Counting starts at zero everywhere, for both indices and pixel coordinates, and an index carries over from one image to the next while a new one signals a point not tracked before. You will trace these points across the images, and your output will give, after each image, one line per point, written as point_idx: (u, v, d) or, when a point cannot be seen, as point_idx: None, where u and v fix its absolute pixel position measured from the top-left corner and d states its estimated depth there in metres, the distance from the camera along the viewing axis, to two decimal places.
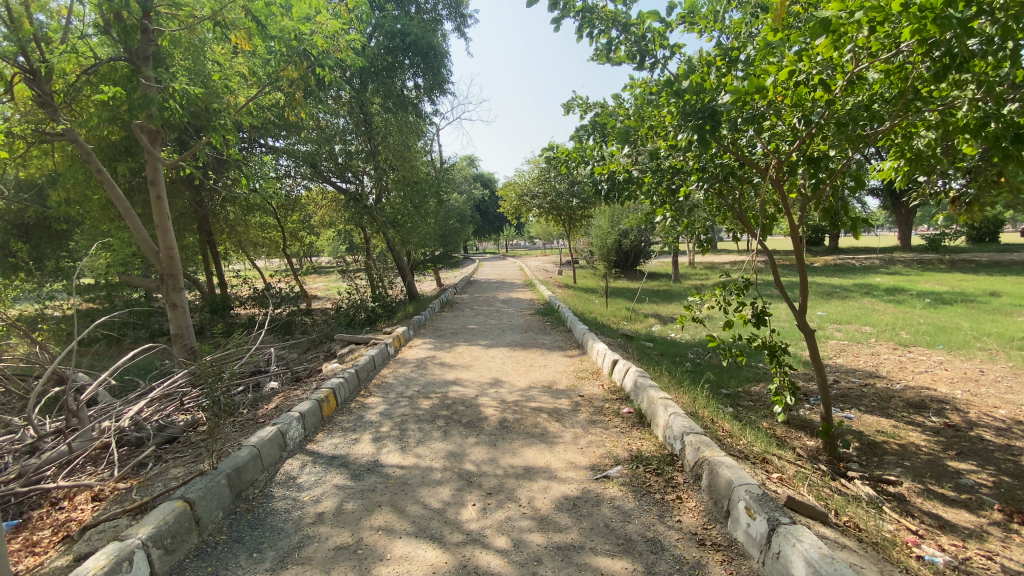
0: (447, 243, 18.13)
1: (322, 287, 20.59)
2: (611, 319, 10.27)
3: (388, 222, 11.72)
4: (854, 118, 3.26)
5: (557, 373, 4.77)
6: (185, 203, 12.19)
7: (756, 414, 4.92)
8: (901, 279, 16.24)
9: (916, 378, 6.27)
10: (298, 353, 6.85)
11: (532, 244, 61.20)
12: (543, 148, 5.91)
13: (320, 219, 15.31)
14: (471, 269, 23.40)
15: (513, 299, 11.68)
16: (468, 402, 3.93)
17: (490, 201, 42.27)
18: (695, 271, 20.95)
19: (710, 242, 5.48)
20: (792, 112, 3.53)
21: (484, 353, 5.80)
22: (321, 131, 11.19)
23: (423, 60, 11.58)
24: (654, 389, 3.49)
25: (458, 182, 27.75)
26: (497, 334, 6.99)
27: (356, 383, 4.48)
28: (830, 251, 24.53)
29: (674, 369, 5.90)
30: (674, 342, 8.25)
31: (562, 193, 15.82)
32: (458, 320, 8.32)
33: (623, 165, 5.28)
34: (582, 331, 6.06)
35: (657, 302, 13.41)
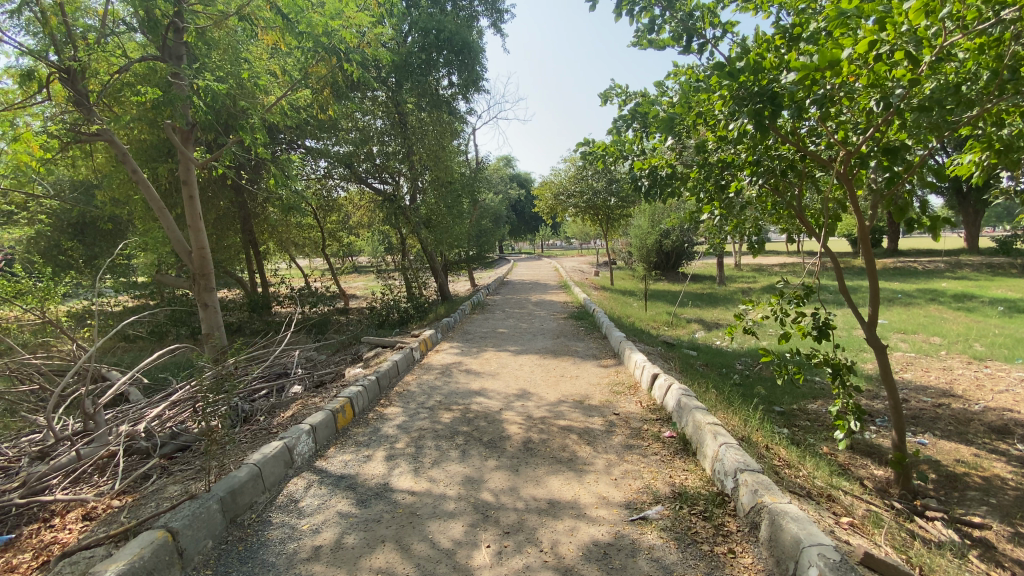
0: (481, 243, 17.95)
1: (359, 286, 20.85)
2: (651, 325, 9.77)
3: (421, 222, 11.63)
4: (940, 103, 2.80)
5: (589, 386, 4.40)
6: (227, 204, 12.48)
7: (813, 438, 4.40)
8: (971, 284, 14.87)
9: (1000, 397, 5.45)
10: (326, 355, 6.74)
11: (569, 244, 60.50)
12: (581, 143, 5.54)
13: (356, 220, 15.41)
14: (506, 270, 23.15)
15: (546, 302, 11.30)
16: (491, 417, 3.62)
17: (527, 201, 42.00)
18: (740, 274, 19.98)
19: (761, 242, 5.05)
20: (867, 95, 3.05)
21: (513, 360, 5.48)
22: (358, 132, 11.25)
23: (457, 55, 11.35)
24: (700, 412, 3.09)
25: (494, 182, 27.62)
26: (528, 339, 6.67)
27: (377, 391, 4.25)
28: (887, 253, 22.92)
29: (719, 383, 5.40)
30: (719, 352, 7.69)
31: (599, 192, 15.35)
32: (489, 324, 8.06)
33: (666, 160, 4.99)
34: (620, 339, 5.63)
35: (699, 306, 12.74)
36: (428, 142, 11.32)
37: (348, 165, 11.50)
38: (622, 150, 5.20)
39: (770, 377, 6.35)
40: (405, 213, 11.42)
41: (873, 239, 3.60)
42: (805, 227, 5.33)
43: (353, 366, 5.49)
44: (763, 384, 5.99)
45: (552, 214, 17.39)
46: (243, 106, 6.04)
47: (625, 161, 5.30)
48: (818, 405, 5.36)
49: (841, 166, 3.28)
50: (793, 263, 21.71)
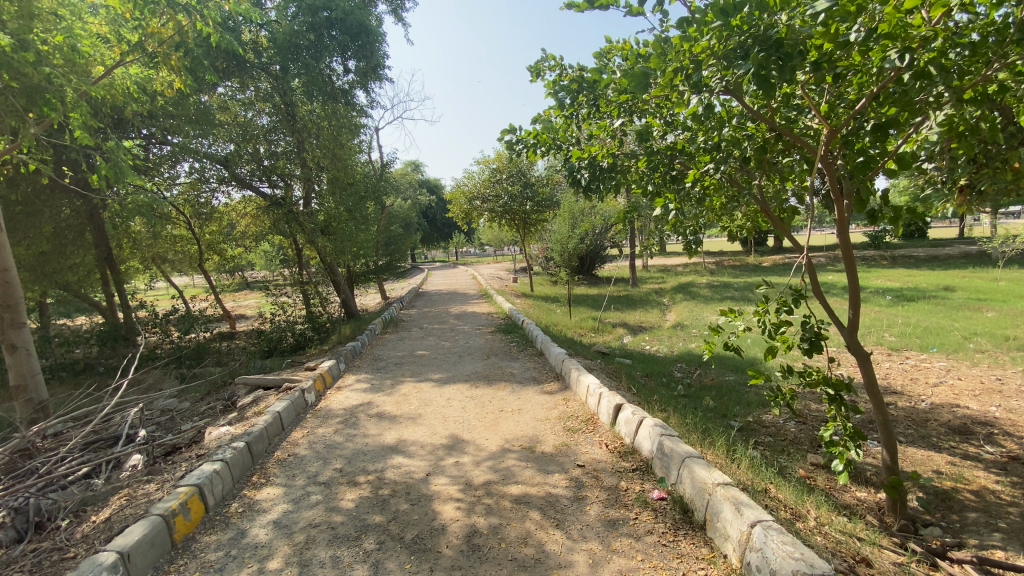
0: (391, 251, 16.58)
1: (252, 304, 18.45)
2: (578, 332, 9.21)
3: (319, 230, 10.22)
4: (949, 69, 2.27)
5: (536, 425, 3.53)
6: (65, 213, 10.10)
7: (785, 461, 3.91)
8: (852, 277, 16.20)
9: (936, 392, 5.32)
10: (189, 404, 5.21)
11: (482, 252, 60.10)
12: (505, 131, 4.66)
13: (243, 230, 13.38)
14: (420, 279, 21.85)
15: (467, 314, 10.34)
16: (416, 492, 2.61)
17: (438, 208, 40.71)
18: (650, 275, 20.48)
19: (700, 241, 4.65)
20: (886, 48, 2.44)
21: (436, 393, 4.46)
22: (240, 129, 9.70)
23: (352, 41, 9.85)
24: (700, 463, 2.33)
25: (402, 186, 26.18)
26: (453, 361, 5.69)
27: (246, 465, 3.04)
28: (776, 250, 24.70)
29: (672, 400, 4.82)
30: (656, 358, 7.24)
31: (514, 195, 14.73)
32: (404, 345, 6.96)
33: (607, 148, 4.21)
34: (559, 358, 4.83)
35: (622, 309, 12.51)
36: (324, 137, 10.00)
37: (225, 164, 9.94)
38: (558, 138, 4.37)
39: (715, 384, 5.92)
40: (298, 217, 9.85)
41: (846, 237, 3.19)
42: (746, 224, 4.96)
43: (219, 421, 4.13)
44: (712, 395, 5.53)
45: (467, 219, 16.43)
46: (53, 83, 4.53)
47: (560, 152, 4.49)
48: (774, 416, 4.95)
49: (818, 150, 2.82)
50: (697, 262, 22.72)
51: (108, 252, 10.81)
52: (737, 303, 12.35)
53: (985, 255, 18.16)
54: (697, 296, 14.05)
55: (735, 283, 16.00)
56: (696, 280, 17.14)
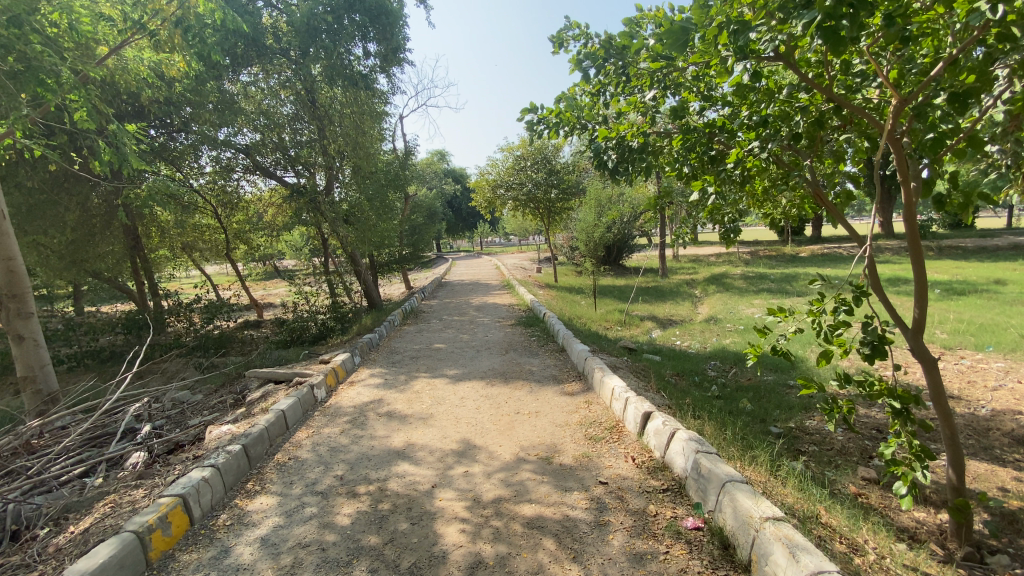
0: (414, 241, 16.45)
1: (280, 293, 18.67)
2: (603, 326, 8.84)
3: (339, 218, 10.10)
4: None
5: (555, 431, 3.23)
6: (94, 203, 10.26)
7: (832, 473, 3.51)
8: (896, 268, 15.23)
9: (1001, 396, 4.76)
10: (202, 398, 5.13)
11: (508, 242, 59.80)
12: (525, 109, 4.34)
13: (268, 220, 13.44)
14: (444, 269, 21.72)
15: (488, 305, 10.07)
16: (417, 509, 2.35)
17: (464, 197, 40.52)
18: (679, 265, 19.81)
19: (738, 230, 4.33)
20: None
21: (450, 391, 4.21)
22: (266, 119, 9.56)
23: (371, 23, 9.52)
24: (744, 491, 1.99)
25: (427, 175, 26.04)
26: (470, 356, 5.43)
27: (242, 471, 2.87)
28: (813, 240, 23.58)
29: (704, 402, 4.45)
30: (686, 354, 6.83)
31: (538, 183, 14.34)
32: (422, 337, 6.75)
33: (639, 127, 3.89)
34: (582, 356, 4.49)
35: (649, 301, 12.06)
36: (346, 125, 9.83)
37: (245, 151, 9.94)
38: (584, 117, 4.02)
39: (751, 385, 5.49)
40: (320, 206, 9.87)
41: (910, 229, 2.72)
42: (790, 210, 4.53)
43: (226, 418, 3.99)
44: (748, 397, 5.11)
45: (490, 208, 16.12)
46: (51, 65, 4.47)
47: (585, 131, 4.15)
48: (818, 421, 4.52)
49: (885, 124, 2.34)
50: (728, 252, 21.88)
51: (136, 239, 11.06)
52: (773, 295, 11.71)
53: None
54: (730, 287, 13.43)
55: (770, 275, 15.25)
56: (727, 272, 16.46)
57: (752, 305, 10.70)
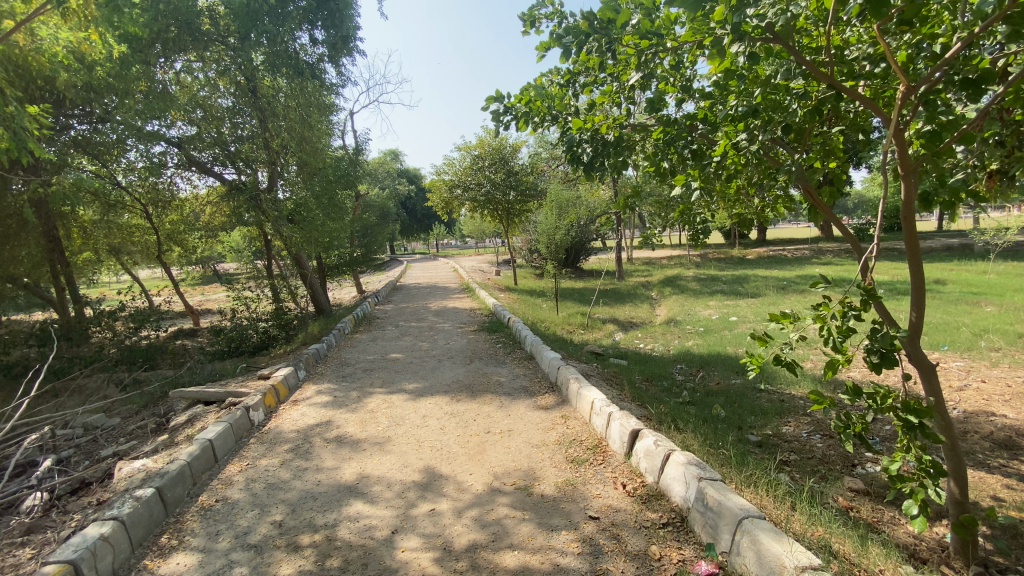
0: (367, 242, 15.71)
1: (221, 298, 17.39)
2: (567, 330, 8.59)
3: (283, 218, 9.37)
4: None
5: (531, 453, 2.89)
6: None
7: (819, 485, 3.34)
8: (840, 270, 15.91)
9: (964, 397, 4.80)
10: (121, 420, 4.41)
11: (464, 244, 59.18)
12: (490, 98, 3.97)
13: (204, 220, 12.40)
14: (399, 272, 20.98)
15: (447, 310, 9.61)
16: (375, 566, 1.94)
17: (418, 198, 39.63)
18: (635, 267, 19.99)
19: (707, 232, 4.29)
20: None
21: (410, 409, 3.77)
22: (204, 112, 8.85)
23: (319, 9, 8.91)
24: (765, 530, 1.74)
25: (379, 175, 25.19)
26: (430, 367, 4.99)
27: (156, 520, 2.35)
28: (760, 243, 24.46)
29: (681, 411, 4.23)
30: (653, 358, 6.65)
31: (497, 184, 13.98)
32: (376, 346, 6.25)
33: (615, 118, 3.63)
34: (554, 365, 4.16)
35: (611, 304, 11.94)
36: (291, 119, 9.13)
37: (176, 144, 9.11)
38: (555, 106, 3.69)
39: (722, 389, 5.34)
40: (261, 204, 9.16)
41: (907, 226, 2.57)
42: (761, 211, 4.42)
43: (143, 448, 3.38)
44: (721, 403, 4.95)
45: (447, 209, 15.62)
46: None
47: (555, 123, 3.83)
48: (794, 427, 4.39)
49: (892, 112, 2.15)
50: (682, 254, 22.33)
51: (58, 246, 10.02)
52: (728, 297, 11.89)
53: (967, 248, 18.13)
54: (686, 289, 13.57)
55: (724, 276, 15.55)
56: (683, 273, 16.70)
57: (709, 307, 10.78)
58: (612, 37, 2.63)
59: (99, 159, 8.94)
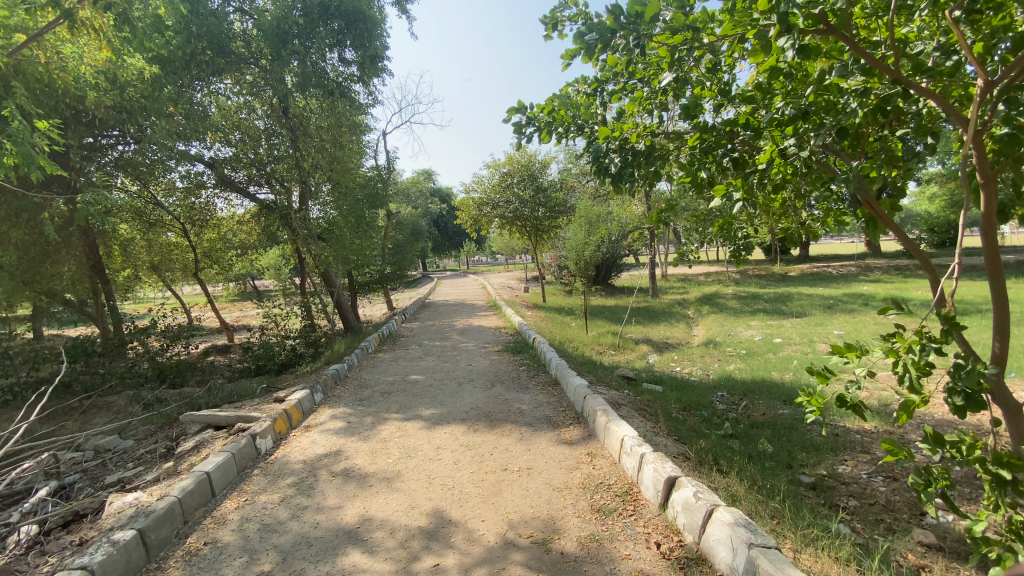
0: (397, 260, 15.77)
1: (256, 314, 17.76)
2: (597, 350, 8.24)
3: (313, 236, 9.44)
4: None
5: (552, 498, 2.57)
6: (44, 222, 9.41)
7: (884, 537, 2.85)
8: (890, 287, 14.97)
9: None
10: (135, 443, 4.36)
11: (495, 261, 59.45)
12: (511, 109, 3.75)
13: (240, 238, 12.69)
14: (429, 289, 21.02)
15: (473, 329, 9.40)
16: None
17: (450, 216, 40.03)
18: (669, 284, 19.39)
19: (749, 248, 3.95)
20: None
21: (423, 438, 3.52)
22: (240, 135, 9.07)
23: (348, 30, 8.97)
24: None
25: (411, 194, 25.52)
26: (450, 391, 4.76)
27: (128, 570, 2.15)
28: (802, 259, 23.44)
29: (721, 446, 3.82)
30: (689, 383, 6.22)
31: (526, 200, 13.82)
32: (398, 367, 6.07)
33: (646, 127, 3.35)
34: (580, 394, 3.84)
35: (643, 323, 11.49)
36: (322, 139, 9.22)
37: (209, 164, 9.35)
38: (580, 115, 3.43)
39: (766, 420, 4.88)
40: (292, 222, 9.28)
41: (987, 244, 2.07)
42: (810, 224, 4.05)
43: (146, 478, 3.24)
44: (767, 436, 4.49)
45: (476, 227, 15.55)
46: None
47: (581, 133, 3.56)
48: (851, 467, 3.90)
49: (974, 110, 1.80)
50: (718, 271, 21.59)
51: (96, 258, 10.26)
52: (769, 316, 11.25)
53: None
54: (724, 308, 12.97)
55: (764, 294, 14.83)
56: (719, 291, 16.06)
57: (750, 327, 10.19)
58: (641, 34, 2.34)
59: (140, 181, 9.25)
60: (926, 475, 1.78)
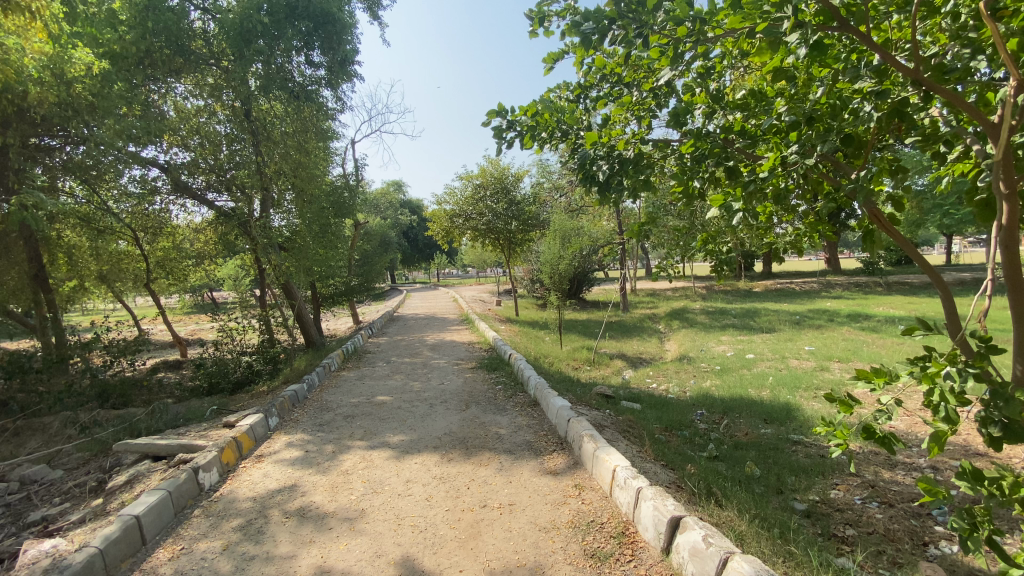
0: (365, 272, 15.24)
1: (212, 327, 16.80)
2: (572, 366, 8.01)
3: (276, 246, 8.94)
4: None
5: (540, 541, 2.28)
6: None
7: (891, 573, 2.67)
8: (851, 303, 15.42)
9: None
10: (64, 473, 3.79)
11: (464, 274, 58.94)
12: (490, 111, 3.49)
13: (195, 248, 11.96)
14: (398, 302, 20.46)
15: (443, 344, 9.03)
16: None
17: (419, 228, 39.48)
18: (640, 299, 19.47)
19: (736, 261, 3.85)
20: None
21: (391, 470, 3.17)
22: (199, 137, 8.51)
23: (316, 31, 8.60)
24: None
25: (380, 205, 25.00)
26: (421, 413, 4.41)
27: None
28: (765, 275, 24.04)
29: (711, 471, 3.61)
30: (668, 401, 6.04)
31: (498, 213, 13.59)
32: (363, 386, 5.67)
33: (634, 133, 3.17)
34: (563, 417, 3.57)
35: (617, 338, 11.37)
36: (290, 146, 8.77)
37: (162, 167, 8.71)
38: (565, 120, 3.21)
39: (750, 441, 4.72)
40: (251, 230, 8.72)
41: (1009, 259, 2.00)
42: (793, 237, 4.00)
43: (64, 522, 2.77)
44: (753, 458, 4.33)
45: (447, 239, 15.21)
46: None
47: (565, 140, 3.34)
48: (843, 492, 3.75)
49: (1008, 115, 1.67)
50: (686, 286, 21.86)
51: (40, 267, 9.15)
52: (740, 331, 11.34)
53: (980, 282, 17.65)
54: (695, 323, 13.02)
55: (733, 310, 15.00)
56: (689, 306, 16.18)
57: (721, 342, 10.20)
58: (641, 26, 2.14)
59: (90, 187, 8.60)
60: (968, 515, 1.63)
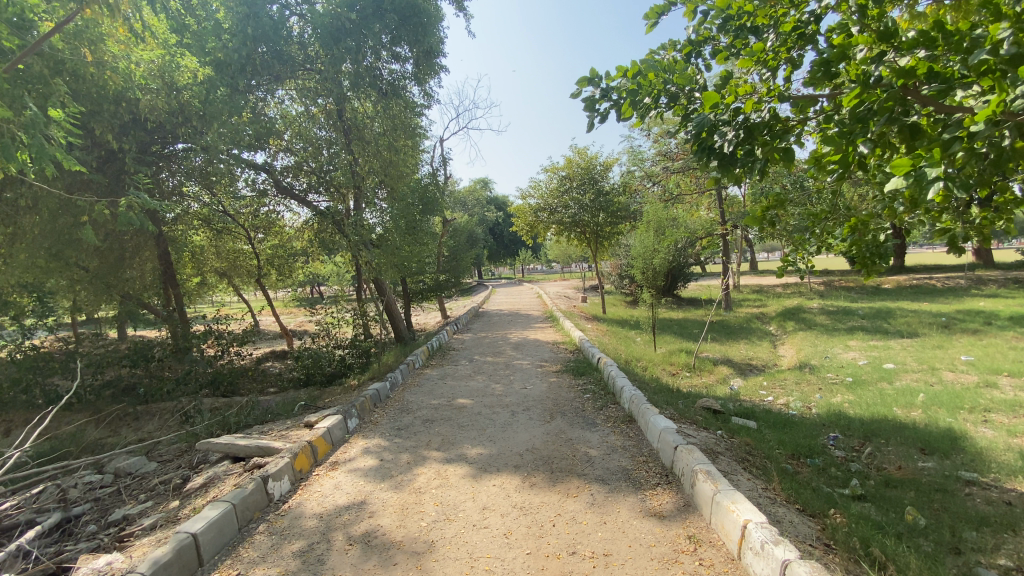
0: (452, 268, 15.34)
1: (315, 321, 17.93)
2: (668, 373, 7.24)
3: (366, 242, 9.10)
4: None
5: None
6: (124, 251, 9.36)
7: None
8: (1015, 303, 12.75)
9: None
10: (157, 467, 3.98)
11: (550, 269, 59.24)
12: (581, 79, 2.97)
13: (297, 246, 12.68)
14: (485, 298, 20.58)
15: (527, 343, 8.62)
16: None
17: (506, 224, 39.71)
18: (743, 296, 17.78)
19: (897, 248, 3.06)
20: None
21: (466, 493, 2.79)
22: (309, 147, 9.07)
23: (402, 25, 8.50)
24: None
25: (469, 202, 25.34)
26: (502, 423, 4.03)
27: None
28: (895, 269, 20.93)
29: (862, 520, 2.81)
30: (790, 419, 5.12)
31: (585, 206, 12.95)
32: (445, 387, 5.44)
33: (766, 90, 2.50)
34: (668, 443, 2.99)
35: (719, 340, 10.28)
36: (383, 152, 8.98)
37: (268, 170, 9.26)
38: (674, 80, 2.60)
39: (906, 477, 3.72)
40: (343, 227, 8.91)
41: None
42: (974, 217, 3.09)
43: (143, 526, 2.73)
44: (913, 500, 3.37)
45: (532, 234, 14.84)
46: (14, 66, 3.76)
47: (673, 105, 2.73)
48: None
49: None
50: (797, 282, 19.61)
51: (167, 266, 10.05)
52: (871, 335, 9.67)
53: None
54: (813, 325, 11.41)
55: (859, 310, 13.03)
56: (803, 305, 14.38)
57: (849, 348, 8.74)
58: None
59: (207, 191, 9.34)
60: None
